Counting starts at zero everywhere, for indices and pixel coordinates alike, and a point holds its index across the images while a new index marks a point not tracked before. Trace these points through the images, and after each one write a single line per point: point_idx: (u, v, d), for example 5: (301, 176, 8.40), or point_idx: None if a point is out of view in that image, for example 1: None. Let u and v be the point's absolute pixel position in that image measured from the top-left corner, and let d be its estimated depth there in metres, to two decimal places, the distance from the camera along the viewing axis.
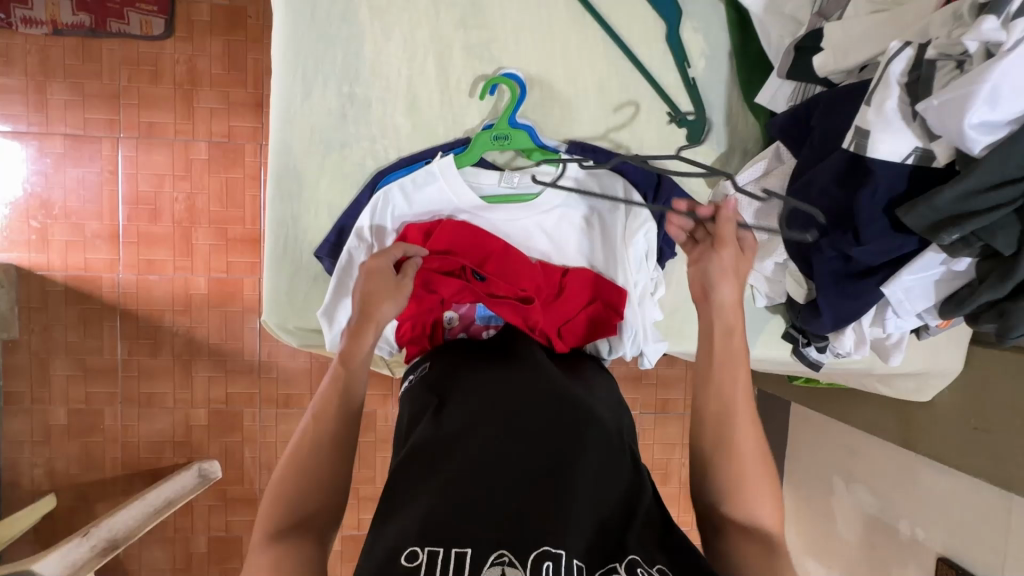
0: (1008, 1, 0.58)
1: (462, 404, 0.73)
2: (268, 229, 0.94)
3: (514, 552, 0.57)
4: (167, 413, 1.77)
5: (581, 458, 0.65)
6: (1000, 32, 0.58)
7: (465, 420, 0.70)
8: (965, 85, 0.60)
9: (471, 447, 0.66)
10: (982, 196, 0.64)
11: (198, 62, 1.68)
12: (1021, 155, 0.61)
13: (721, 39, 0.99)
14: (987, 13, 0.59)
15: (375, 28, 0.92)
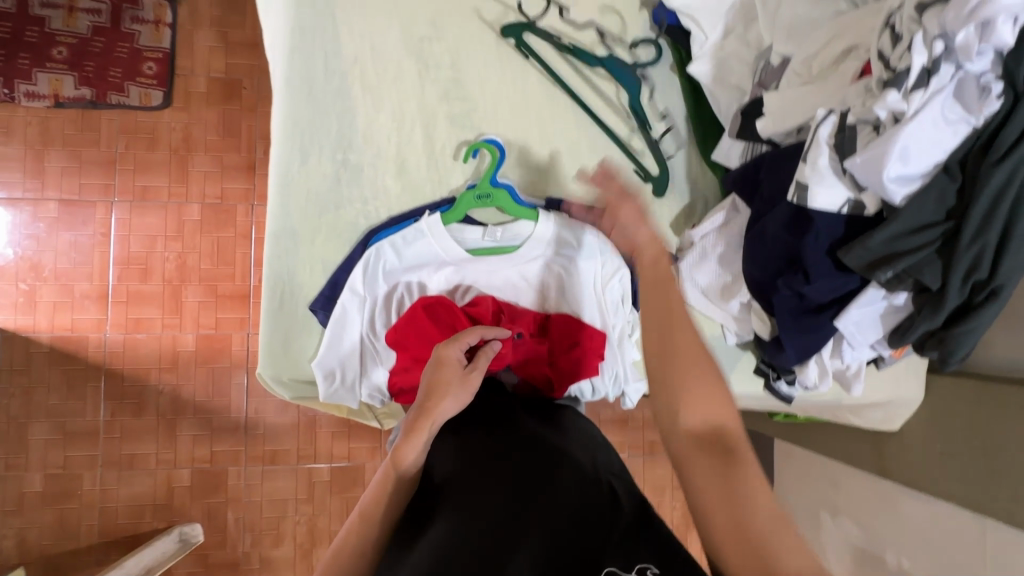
0: (904, 78, 0.70)
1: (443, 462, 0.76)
2: (264, 285, 0.99)
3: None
4: (149, 475, 1.73)
5: (550, 486, 0.67)
6: (902, 102, 0.69)
7: (446, 476, 0.74)
8: (881, 147, 0.71)
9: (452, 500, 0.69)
10: (907, 239, 0.74)
11: (193, 129, 1.77)
12: (932, 204, 0.72)
13: (677, 106, 1.12)
14: (889, 87, 0.70)
15: (367, 103, 1.03)
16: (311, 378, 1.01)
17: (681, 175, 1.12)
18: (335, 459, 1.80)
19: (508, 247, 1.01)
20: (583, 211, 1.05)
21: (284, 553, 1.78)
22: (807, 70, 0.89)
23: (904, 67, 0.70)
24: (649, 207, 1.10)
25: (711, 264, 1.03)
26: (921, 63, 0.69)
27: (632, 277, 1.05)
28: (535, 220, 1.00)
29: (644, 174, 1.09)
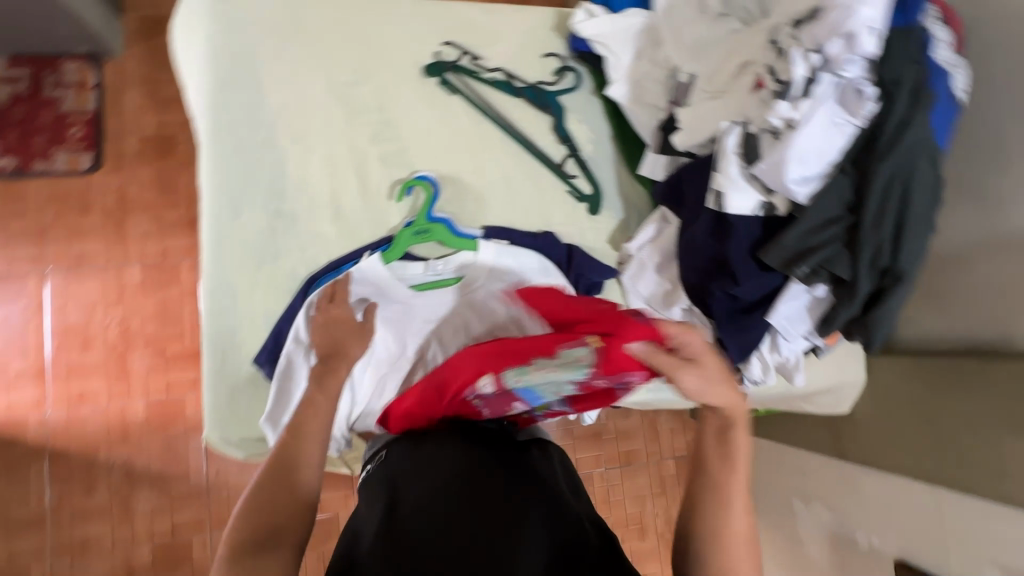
0: (791, 89, 0.77)
1: (419, 491, 0.72)
2: (204, 345, 0.96)
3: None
4: (104, 558, 1.62)
5: (533, 529, 0.67)
6: (791, 111, 0.76)
7: (422, 507, 0.70)
8: (781, 153, 0.76)
9: (429, 525, 0.67)
10: (817, 234, 0.79)
11: (128, 189, 1.73)
12: (834, 199, 0.78)
13: (601, 127, 1.16)
14: (779, 99, 0.77)
15: (296, 151, 1.03)
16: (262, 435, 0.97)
17: (615, 192, 1.15)
18: None
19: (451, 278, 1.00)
20: (520, 236, 1.06)
21: None
22: (711, 85, 0.95)
23: (789, 80, 0.77)
24: (587, 225, 1.13)
25: (649, 274, 1.06)
26: (802, 75, 0.76)
27: (577, 295, 1.07)
28: (476, 249, 1.01)
29: (578, 195, 1.12)
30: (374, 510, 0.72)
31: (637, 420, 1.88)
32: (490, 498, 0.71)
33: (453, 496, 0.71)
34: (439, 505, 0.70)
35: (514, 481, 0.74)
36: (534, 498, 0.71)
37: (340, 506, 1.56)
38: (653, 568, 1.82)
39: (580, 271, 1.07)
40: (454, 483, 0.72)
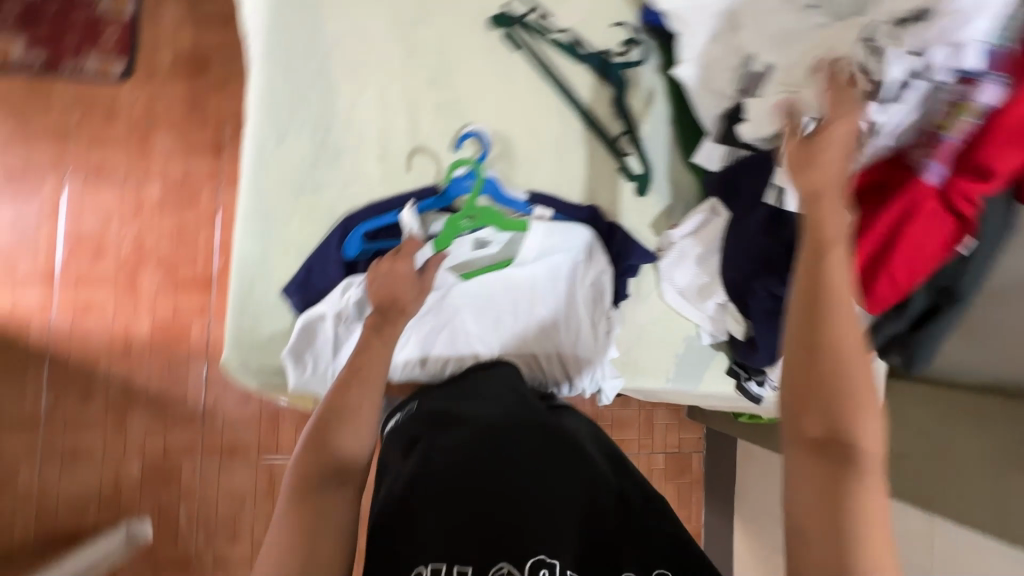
0: (880, 91, 0.76)
1: (449, 439, 0.76)
2: (234, 268, 0.94)
3: (512, 563, 0.63)
4: (94, 468, 1.63)
5: (564, 476, 0.72)
6: (877, 113, 0.76)
7: (454, 453, 0.74)
8: (860, 157, 0.79)
9: (459, 478, 0.71)
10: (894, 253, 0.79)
11: (157, 103, 1.67)
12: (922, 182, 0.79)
13: (661, 106, 1.12)
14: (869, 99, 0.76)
15: (349, 84, 0.99)
16: (279, 367, 0.96)
17: (664, 176, 1.12)
18: None
19: (502, 257, 1.00)
20: (566, 209, 1.05)
21: (239, 551, 1.70)
22: (793, 79, 0.91)
23: (880, 80, 0.76)
24: (632, 205, 1.11)
25: (689, 265, 1.05)
26: (895, 77, 0.75)
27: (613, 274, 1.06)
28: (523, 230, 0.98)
29: (627, 173, 1.09)
30: (409, 457, 0.76)
31: (636, 411, 1.88)
32: (520, 449, 0.74)
33: (483, 446, 0.74)
34: (470, 452, 0.74)
35: (544, 432, 0.77)
36: (565, 448, 0.75)
37: None
38: None
39: (620, 252, 1.05)
40: (482, 432, 0.76)
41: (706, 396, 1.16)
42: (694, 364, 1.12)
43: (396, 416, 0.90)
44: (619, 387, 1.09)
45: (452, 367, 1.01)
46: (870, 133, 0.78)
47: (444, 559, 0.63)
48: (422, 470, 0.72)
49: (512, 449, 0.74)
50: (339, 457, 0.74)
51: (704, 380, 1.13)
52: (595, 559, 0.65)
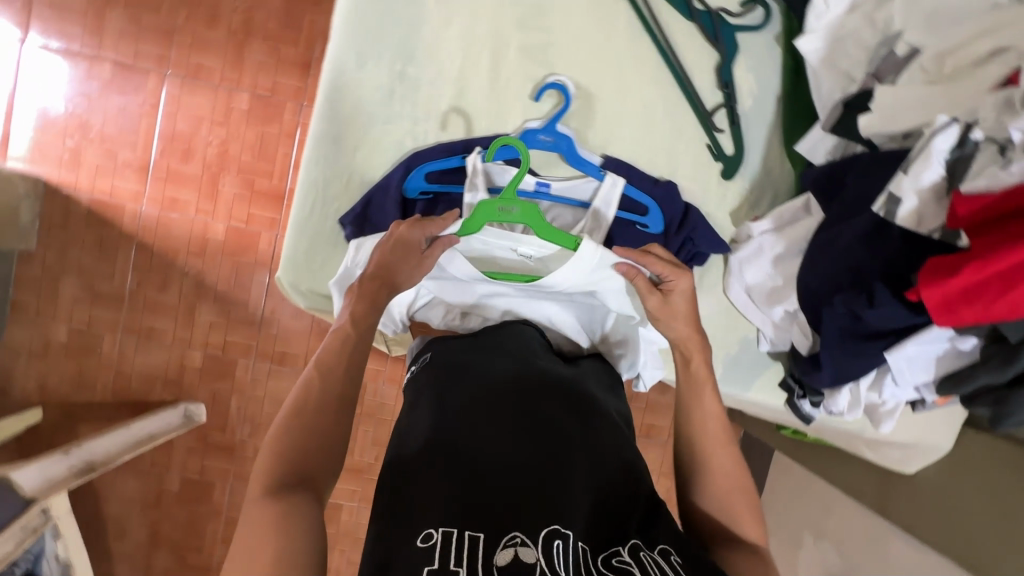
0: None
1: (466, 395, 0.75)
2: (298, 189, 0.95)
3: (525, 532, 0.58)
4: (163, 350, 1.80)
5: (584, 447, 0.69)
6: None
7: (467, 411, 0.73)
8: (1003, 176, 0.62)
9: (476, 439, 0.69)
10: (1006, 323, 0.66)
11: (256, 14, 1.70)
12: None
13: (772, 82, 1.00)
14: None
15: (436, 13, 0.94)
16: (328, 292, 0.99)
17: (757, 161, 1.02)
18: None
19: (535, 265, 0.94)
20: (641, 180, 0.98)
21: None
22: (938, 68, 0.77)
23: None
24: (713, 188, 1.01)
25: (764, 263, 0.96)
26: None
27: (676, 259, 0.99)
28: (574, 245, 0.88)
29: (716, 152, 0.99)
30: (423, 411, 0.75)
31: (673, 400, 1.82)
32: (535, 412, 0.73)
33: (497, 405, 0.73)
34: (484, 410, 0.73)
35: (562, 400, 0.76)
36: (581, 417, 0.73)
37: (371, 377, 1.63)
38: None
39: (690, 236, 0.97)
40: (503, 394, 0.75)
41: (750, 403, 1.10)
42: (744, 369, 1.06)
43: (412, 367, 0.89)
44: (660, 377, 1.01)
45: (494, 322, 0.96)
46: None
47: (455, 524, 0.58)
48: (438, 424, 0.71)
49: (527, 412, 0.73)
50: (320, 425, 0.70)
51: (753, 387, 1.06)
52: (612, 541, 0.61)
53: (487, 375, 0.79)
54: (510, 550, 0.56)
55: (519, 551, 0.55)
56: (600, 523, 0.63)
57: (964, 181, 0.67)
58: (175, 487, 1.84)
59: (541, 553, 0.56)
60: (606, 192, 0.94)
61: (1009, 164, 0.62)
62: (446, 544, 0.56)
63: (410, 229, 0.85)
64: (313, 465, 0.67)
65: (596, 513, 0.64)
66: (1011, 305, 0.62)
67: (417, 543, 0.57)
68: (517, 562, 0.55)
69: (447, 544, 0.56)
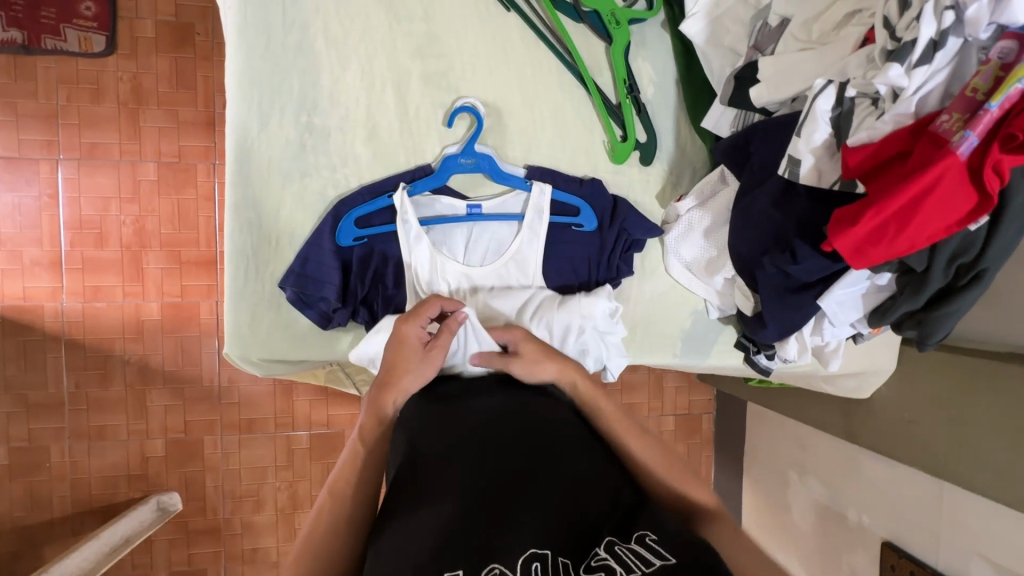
0: (910, 51, 0.65)
1: (432, 440, 0.74)
2: (226, 259, 0.92)
3: (503, 563, 0.56)
4: (121, 447, 1.70)
5: (551, 461, 0.69)
6: (903, 77, 0.64)
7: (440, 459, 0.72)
8: (879, 126, 0.68)
9: (447, 481, 0.68)
10: (919, 255, 0.71)
11: (143, 79, 1.61)
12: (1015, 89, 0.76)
13: (668, 67, 1.05)
14: (893, 60, 0.65)
15: (332, 58, 0.93)
16: (282, 357, 0.97)
17: (669, 143, 1.07)
18: (314, 425, 1.78)
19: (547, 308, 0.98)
20: (566, 182, 1.00)
21: (264, 518, 1.78)
22: (807, 35, 0.84)
23: (910, 38, 0.65)
24: (635, 175, 1.05)
25: (696, 238, 1.01)
26: (929, 35, 0.64)
27: (615, 249, 1.02)
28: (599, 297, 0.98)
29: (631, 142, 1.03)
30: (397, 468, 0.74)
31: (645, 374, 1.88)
32: (504, 445, 0.72)
33: (464, 445, 0.73)
34: (455, 453, 0.72)
35: (528, 426, 0.75)
36: (545, 436, 0.73)
37: None
38: None
39: (624, 226, 1.01)
40: (474, 431, 0.75)
41: (714, 369, 1.15)
42: (702, 339, 1.11)
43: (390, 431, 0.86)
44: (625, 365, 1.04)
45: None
46: (893, 100, 0.68)
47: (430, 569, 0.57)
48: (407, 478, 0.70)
49: (495, 448, 0.72)
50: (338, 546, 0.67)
51: (712, 354, 1.12)
52: (591, 544, 0.60)
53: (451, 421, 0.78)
54: None
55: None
56: (582, 535, 0.61)
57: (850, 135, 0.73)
58: None
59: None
60: (535, 202, 0.97)
61: (883, 115, 0.69)
62: None
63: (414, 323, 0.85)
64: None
65: (574, 522, 0.62)
66: (909, 240, 0.68)
67: None
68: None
69: None
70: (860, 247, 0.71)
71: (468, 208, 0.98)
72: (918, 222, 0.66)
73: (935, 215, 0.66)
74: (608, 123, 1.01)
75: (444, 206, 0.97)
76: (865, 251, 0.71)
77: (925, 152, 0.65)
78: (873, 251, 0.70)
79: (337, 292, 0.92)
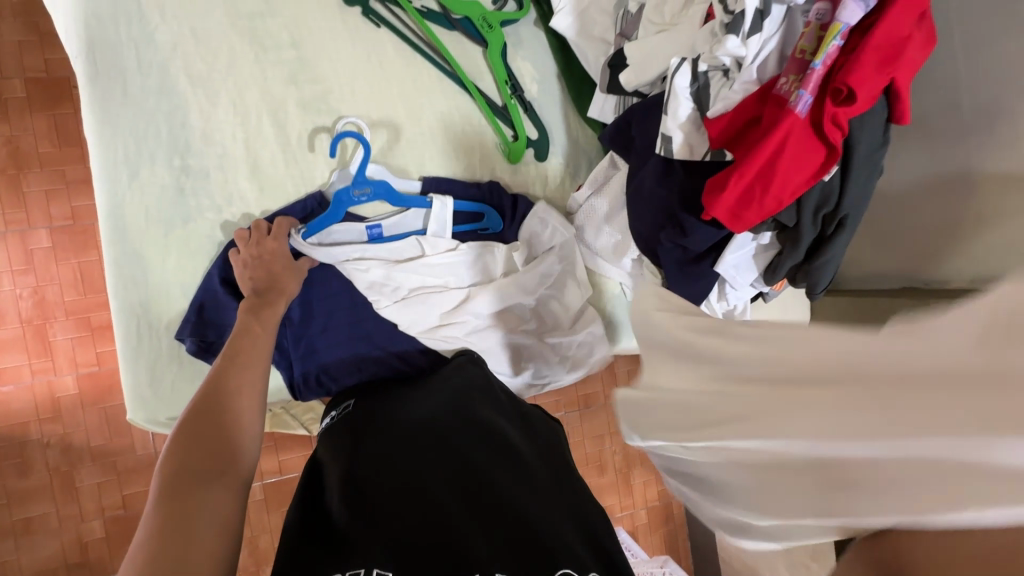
0: (742, 23, 0.70)
1: (378, 451, 0.74)
2: (115, 319, 0.87)
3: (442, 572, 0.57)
4: (54, 536, 1.57)
5: (507, 474, 0.71)
6: (740, 48, 0.71)
7: (384, 456, 0.72)
8: (733, 95, 0.74)
9: (392, 477, 0.69)
10: (788, 211, 0.75)
11: (19, 142, 1.50)
12: None
13: (549, 63, 1.07)
14: (729, 32, 0.70)
15: (198, 96, 0.89)
16: None
17: (562, 137, 1.09)
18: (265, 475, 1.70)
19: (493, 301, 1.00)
20: (463, 188, 1.01)
21: None
22: (660, 17, 0.90)
23: (740, 9, 0.70)
24: (534, 172, 1.07)
25: (598, 225, 1.03)
26: (754, 7, 0.70)
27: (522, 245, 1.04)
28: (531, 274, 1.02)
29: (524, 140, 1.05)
30: (337, 464, 0.74)
31: None
32: (458, 452, 0.73)
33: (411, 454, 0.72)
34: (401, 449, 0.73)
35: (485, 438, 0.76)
36: (505, 450, 0.74)
37: (300, 466, 1.59)
38: (611, 500, 1.93)
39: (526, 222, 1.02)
40: (424, 435, 0.75)
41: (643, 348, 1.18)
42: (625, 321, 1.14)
43: (328, 414, 0.90)
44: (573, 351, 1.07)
45: (392, 363, 1.00)
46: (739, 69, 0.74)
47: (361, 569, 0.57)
48: (346, 486, 0.69)
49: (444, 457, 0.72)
50: (216, 504, 0.55)
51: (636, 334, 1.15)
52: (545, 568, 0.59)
53: (397, 429, 0.78)
54: None
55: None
56: (525, 550, 0.60)
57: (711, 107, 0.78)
58: None
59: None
60: (438, 216, 0.97)
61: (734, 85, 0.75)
62: None
63: (280, 241, 0.88)
64: (214, 541, 0.52)
65: (518, 538, 0.62)
66: (776, 198, 0.71)
67: None
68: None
69: None
70: (736, 213, 0.73)
71: (368, 233, 0.96)
72: (780, 180, 0.70)
73: (794, 170, 0.69)
74: (495, 124, 1.02)
75: (343, 234, 0.95)
76: (741, 216, 0.73)
77: (773, 113, 0.70)
78: (748, 215, 0.73)
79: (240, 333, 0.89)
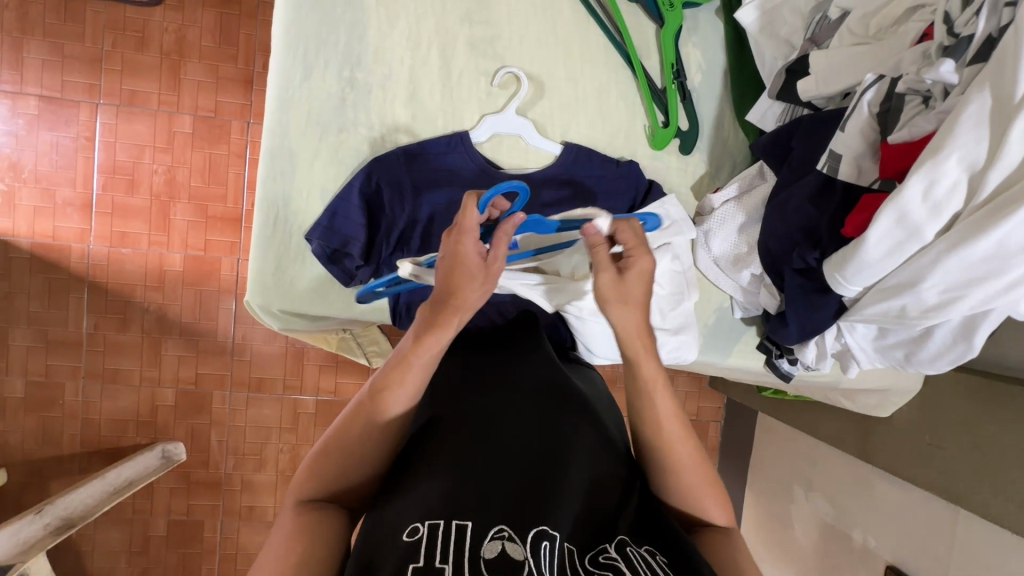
0: (965, 48, 0.65)
1: (454, 404, 0.76)
2: (257, 208, 0.93)
3: (513, 530, 0.60)
4: (132, 391, 1.72)
5: (574, 441, 0.72)
6: (954, 74, 0.66)
7: (461, 405, 0.75)
8: (922, 124, 0.69)
9: (464, 426, 0.72)
10: (953, 258, 0.67)
11: (187, 33, 1.62)
12: None
13: (717, 56, 1.04)
14: (946, 56, 0.66)
15: (380, 14, 0.92)
16: (302, 311, 0.97)
17: (710, 135, 1.05)
18: (322, 392, 1.79)
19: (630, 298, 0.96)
20: (602, 162, 0.98)
21: (265, 477, 1.79)
22: (864, 30, 0.82)
23: (967, 34, 0.65)
24: (673, 163, 1.04)
25: (728, 233, 0.98)
26: (987, 31, 0.64)
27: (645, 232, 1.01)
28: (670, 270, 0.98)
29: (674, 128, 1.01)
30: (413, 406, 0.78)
31: None
32: (528, 410, 0.75)
33: (488, 411, 0.74)
34: (476, 402, 0.76)
35: (555, 401, 0.76)
36: (577, 416, 0.75)
37: None
38: None
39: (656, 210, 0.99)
40: (497, 387, 0.78)
41: (731, 369, 1.14)
42: (724, 337, 1.10)
43: None
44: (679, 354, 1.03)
45: (491, 317, 0.98)
46: (944, 98, 0.68)
47: (442, 516, 0.60)
48: (426, 435, 0.72)
49: (517, 420, 0.73)
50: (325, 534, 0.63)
51: (732, 353, 1.10)
52: (601, 540, 0.64)
53: (476, 383, 0.79)
54: (497, 543, 0.58)
55: (506, 545, 0.58)
56: (587, 529, 0.65)
57: (895, 130, 0.73)
58: (161, 530, 1.75)
59: (529, 550, 0.58)
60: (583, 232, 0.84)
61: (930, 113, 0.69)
62: (432, 536, 0.58)
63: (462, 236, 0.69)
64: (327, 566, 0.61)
65: (587, 518, 0.66)
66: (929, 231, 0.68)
67: (402, 537, 0.58)
68: (504, 557, 0.57)
69: (432, 536, 0.58)
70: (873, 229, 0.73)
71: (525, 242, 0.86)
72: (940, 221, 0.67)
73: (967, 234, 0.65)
74: (650, 106, 1.00)
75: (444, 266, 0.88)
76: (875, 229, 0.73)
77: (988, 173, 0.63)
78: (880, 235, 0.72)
79: (362, 248, 0.91)
